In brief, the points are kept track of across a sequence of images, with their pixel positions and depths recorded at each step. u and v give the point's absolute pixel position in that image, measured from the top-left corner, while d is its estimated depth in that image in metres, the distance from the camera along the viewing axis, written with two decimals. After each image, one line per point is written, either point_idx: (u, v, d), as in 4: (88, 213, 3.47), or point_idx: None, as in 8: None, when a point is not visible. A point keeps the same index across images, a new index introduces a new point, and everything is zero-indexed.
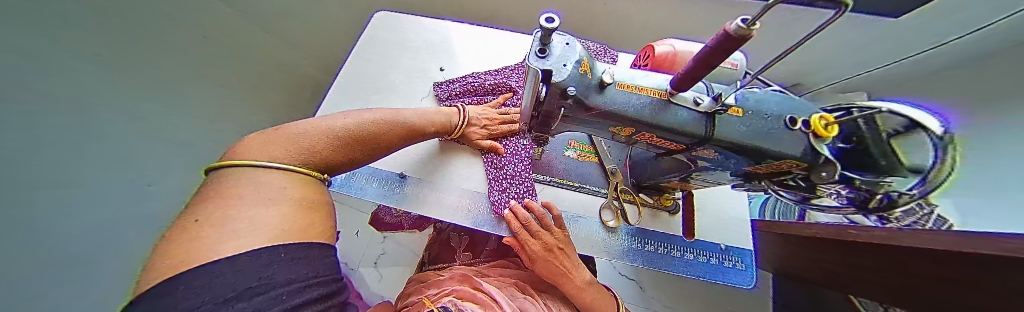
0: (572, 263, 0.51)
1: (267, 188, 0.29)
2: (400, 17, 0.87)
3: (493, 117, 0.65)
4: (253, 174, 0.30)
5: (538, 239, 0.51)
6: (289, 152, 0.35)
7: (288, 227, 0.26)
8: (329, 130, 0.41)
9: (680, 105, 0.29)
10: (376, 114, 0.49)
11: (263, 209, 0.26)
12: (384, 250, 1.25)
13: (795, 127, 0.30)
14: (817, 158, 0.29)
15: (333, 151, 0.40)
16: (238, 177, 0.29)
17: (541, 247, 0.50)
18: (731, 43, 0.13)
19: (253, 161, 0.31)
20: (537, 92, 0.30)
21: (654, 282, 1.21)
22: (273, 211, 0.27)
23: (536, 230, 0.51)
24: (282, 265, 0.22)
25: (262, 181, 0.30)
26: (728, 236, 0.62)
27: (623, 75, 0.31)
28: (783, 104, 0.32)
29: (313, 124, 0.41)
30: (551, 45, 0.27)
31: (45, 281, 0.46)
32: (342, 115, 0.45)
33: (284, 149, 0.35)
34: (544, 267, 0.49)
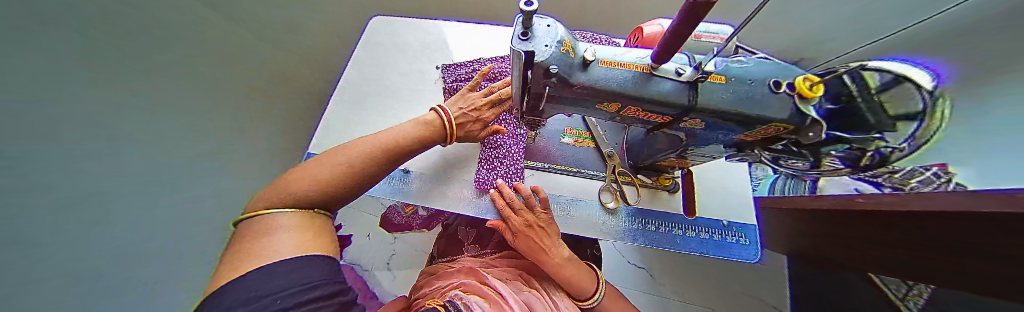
0: (552, 243, 0.51)
1: (281, 231, 0.28)
2: (396, 21, 0.90)
3: (484, 112, 0.57)
4: (269, 219, 0.29)
5: (520, 216, 0.52)
6: (296, 192, 0.33)
7: (304, 248, 0.26)
8: (333, 165, 0.38)
9: (663, 77, 0.30)
10: (377, 137, 0.44)
11: (283, 235, 0.27)
12: (396, 250, 1.30)
13: (779, 90, 0.30)
14: (804, 119, 0.30)
15: (338, 186, 0.37)
16: (257, 225, 0.28)
17: (523, 223, 0.52)
18: (692, 17, 0.12)
19: (268, 210, 0.30)
20: (523, 74, 0.32)
21: (664, 269, 1.21)
22: (292, 237, 0.27)
23: (518, 208, 0.52)
24: (300, 271, 0.22)
25: (281, 223, 0.29)
26: (732, 214, 0.62)
27: (606, 53, 0.32)
28: (768, 69, 0.32)
29: (329, 159, 0.39)
30: (533, 29, 0.28)
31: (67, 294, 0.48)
32: (348, 145, 0.42)
33: (290, 190, 0.33)
34: (526, 243, 0.50)
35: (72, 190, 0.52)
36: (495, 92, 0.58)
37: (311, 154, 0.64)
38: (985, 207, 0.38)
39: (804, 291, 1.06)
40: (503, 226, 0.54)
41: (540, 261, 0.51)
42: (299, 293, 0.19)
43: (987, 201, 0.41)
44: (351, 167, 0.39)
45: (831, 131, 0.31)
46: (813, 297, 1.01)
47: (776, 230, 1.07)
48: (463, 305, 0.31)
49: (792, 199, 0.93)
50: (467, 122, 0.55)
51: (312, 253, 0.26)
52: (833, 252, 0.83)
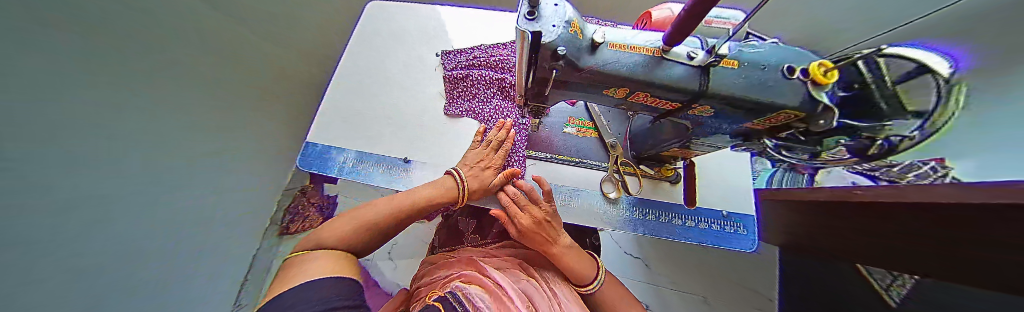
0: (554, 234, 0.51)
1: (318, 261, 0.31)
2: (391, 4, 0.86)
3: (492, 159, 0.57)
4: (310, 254, 0.32)
5: (527, 212, 0.51)
6: (327, 238, 0.36)
7: (335, 270, 0.30)
8: (374, 216, 0.43)
9: (674, 62, 0.29)
10: (409, 194, 0.50)
11: (315, 262, 0.30)
12: (397, 240, 1.32)
13: (792, 76, 0.30)
14: (816, 106, 0.29)
15: (374, 233, 0.41)
16: (293, 261, 0.31)
17: (530, 221, 0.50)
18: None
19: (304, 250, 0.34)
20: (529, 57, 0.31)
21: (660, 260, 1.25)
22: (326, 265, 0.30)
23: (524, 204, 0.51)
24: (332, 286, 0.26)
25: (311, 255, 0.32)
26: (734, 205, 0.62)
27: (616, 36, 0.31)
28: (781, 54, 0.31)
29: (370, 209, 0.44)
30: (540, 8, 0.27)
31: (118, 276, 0.50)
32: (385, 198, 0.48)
33: (319, 238, 0.36)
34: (532, 238, 0.50)
35: (94, 190, 0.44)
36: (495, 141, 0.57)
37: (309, 143, 0.63)
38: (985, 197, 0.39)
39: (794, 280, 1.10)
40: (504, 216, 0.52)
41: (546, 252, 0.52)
42: (323, 300, 0.23)
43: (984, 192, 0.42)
44: (370, 221, 0.42)
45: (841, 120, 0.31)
46: (801, 285, 1.05)
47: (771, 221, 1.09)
48: (466, 298, 0.31)
49: (790, 190, 0.94)
50: (480, 174, 0.55)
51: (345, 275, 0.30)
52: (829, 244, 0.86)
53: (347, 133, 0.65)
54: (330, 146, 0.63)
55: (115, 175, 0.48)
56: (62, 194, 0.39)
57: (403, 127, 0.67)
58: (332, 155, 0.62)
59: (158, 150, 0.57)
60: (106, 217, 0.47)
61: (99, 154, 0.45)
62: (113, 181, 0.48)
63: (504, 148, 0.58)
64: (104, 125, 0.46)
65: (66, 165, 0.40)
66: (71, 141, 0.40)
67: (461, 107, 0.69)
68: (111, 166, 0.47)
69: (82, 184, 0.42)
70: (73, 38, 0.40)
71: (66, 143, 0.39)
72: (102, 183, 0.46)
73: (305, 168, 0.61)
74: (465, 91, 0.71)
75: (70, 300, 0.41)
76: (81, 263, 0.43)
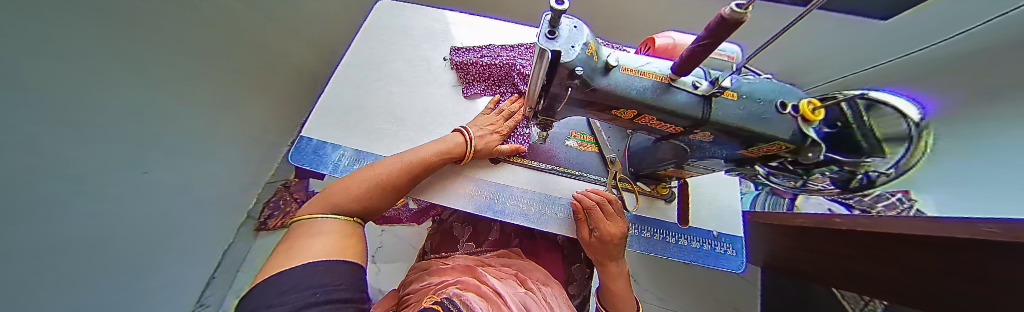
0: (620, 255, 0.50)
1: (323, 237, 0.28)
2: (400, 6, 0.87)
3: (500, 126, 0.60)
4: (312, 223, 0.30)
5: (614, 223, 0.49)
6: (340, 202, 0.35)
7: (338, 252, 0.26)
8: (370, 179, 0.40)
9: (680, 89, 0.32)
10: (408, 156, 0.46)
11: (318, 238, 0.27)
12: (383, 243, 1.28)
13: (784, 112, 0.32)
14: (806, 139, 0.32)
15: (368, 200, 0.38)
16: (299, 228, 0.29)
17: (618, 231, 0.48)
18: (728, 27, 0.13)
19: (317, 214, 0.32)
20: (546, 72, 0.32)
21: (645, 275, 1.30)
22: (331, 243, 0.27)
23: (612, 214, 0.49)
24: (333, 272, 0.21)
25: (316, 229, 0.29)
26: (722, 224, 0.64)
27: (627, 60, 0.33)
28: (775, 90, 0.34)
29: (374, 167, 0.42)
30: (560, 28, 0.28)
31: (59, 274, 0.44)
32: (384, 159, 0.45)
33: (334, 201, 0.35)
34: (606, 251, 0.48)
35: (65, 185, 0.42)
36: (507, 111, 0.62)
37: (304, 138, 0.61)
38: (970, 233, 0.42)
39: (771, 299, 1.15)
40: (580, 208, 0.52)
41: (605, 273, 0.51)
42: (321, 293, 0.17)
43: (967, 228, 0.45)
44: (383, 179, 0.41)
45: (828, 153, 0.33)
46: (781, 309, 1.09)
47: (758, 242, 1.13)
48: (464, 304, 0.29)
49: (772, 215, 1.00)
50: (486, 136, 0.57)
51: (352, 260, 0.26)
52: (807, 268, 0.90)
53: (346, 128, 0.64)
54: (325, 142, 0.61)
55: (82, 165, 0.44)
56: (31, 189, 0.36)
57: (405, 123, 0.67)
58: (326, 153, 0.60)
59: (132, 142, 0.54)
60: (65, 212, 0.43)
61: (78, 138, 0.43)
62: (82, 169, 0.44)
63: (514, 117, 0.62)
64: (84, 114, 0.43)
65: (51, 147, 0.38)
66: (55, 122, 0.38)
67: (477, 87, 0.73)
68: (82, 149, 0.44)
69: (56, 167, 0.40)
70: (66, 30, 0.37)
71: (50, 131, 0.37)
72: (72, 176, 0.43)
73: (296, 163, 0.57)
74: (477, 79, 0.74)
75: (22, 303, 0.37)
76: (34, 262, 0.39)
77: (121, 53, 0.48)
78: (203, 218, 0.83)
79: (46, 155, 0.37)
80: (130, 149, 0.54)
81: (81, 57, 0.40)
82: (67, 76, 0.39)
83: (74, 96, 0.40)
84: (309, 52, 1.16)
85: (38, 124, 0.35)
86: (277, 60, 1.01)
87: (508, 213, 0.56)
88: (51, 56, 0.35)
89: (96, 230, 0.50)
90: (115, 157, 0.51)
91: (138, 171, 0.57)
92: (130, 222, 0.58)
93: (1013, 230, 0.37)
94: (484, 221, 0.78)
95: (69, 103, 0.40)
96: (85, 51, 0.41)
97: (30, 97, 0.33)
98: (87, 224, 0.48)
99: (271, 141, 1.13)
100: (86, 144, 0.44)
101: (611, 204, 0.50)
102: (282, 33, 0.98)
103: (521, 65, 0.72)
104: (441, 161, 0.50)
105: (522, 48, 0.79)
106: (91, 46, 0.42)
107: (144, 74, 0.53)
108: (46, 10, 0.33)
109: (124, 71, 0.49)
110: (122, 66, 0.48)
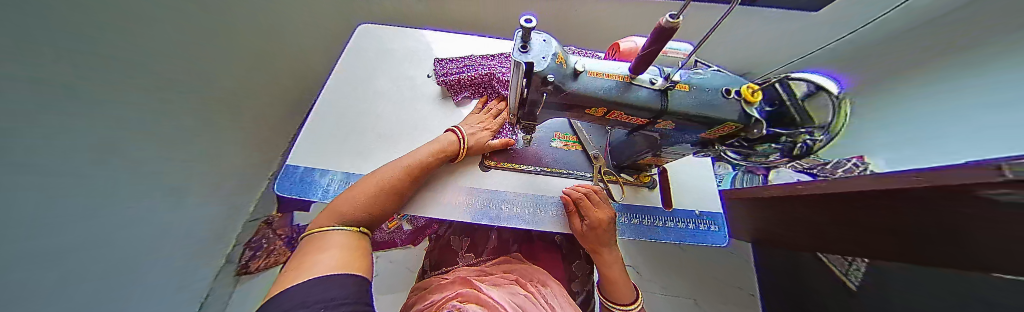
0: (610, 240, 0.53)
1: (329, 250, 0.31)
2: (380, 29, 0.89)
3: (490, 123, 0.65)
4: (320, 237, 0.34)
5: (600, 210, 0.53)
6: (347, 213, 0.39)
7: (345, 266, 0.28)
8: (369, 188, 0.44)
9: (640, 86, 0.36)
10: (401, 163, 0.48)
11: (323, 252, 0.30)
12: (381, 270, 1.23)
13: (729, 96, 0.38)
14: (748, 118, 0.37)
15: (366, 213, 0.41)
16: (313, 241, 0.33)
17: (605, 217, 0.52)
18: (669, 31, 0.22)
19: (325, 228, 0.36)
20: (522, 81, 0.35)
21: (646, 265, 1.34)
22: (336, 257, 0.29)
23: (598, 201, 0.53)
24: (338, 284, 0.23)
25: (325, 244, 0.32)
26: (702, 204, 0.69)
27: (594, 65, 0.37)
28: (721, 80, 0.40)
29: (371, 175, 0.46)
30: (531, 43, 0.32)
31: None
32: (378, 169, 0.48)
33: (338, 212, 0.39)
34: (597, 237, 0.51)
35: (57, 246, 0.40)
36: (495, 109, 0.68)
37: (290, 166, 0.60)
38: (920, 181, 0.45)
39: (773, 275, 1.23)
40: (570, 201, 0.55)
41: (600, 260, 0.53)
42: (325, 308, 0.19)
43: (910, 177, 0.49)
44: (382, 184, 0.45)
45: (770, 129, 0.39)
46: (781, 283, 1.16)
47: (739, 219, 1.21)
48: None
49: (745, 190, 1.09)
50: (478, 133, 0.61)
51: (359, 274, 0.27)
52: (785, 238, 0.98)
53: (334, 150, 0.64)
54: (313, 169, 0.61)
55: (71, 224, 0.42)
56: (28, 252, 0.34)
57: (395, 139, 0.68)
58: (315, 178, 0.59)
59: (124, 194, 0.52)
60: (59, 276, 0.41)
61: (75, 194, 0.41)
62: (72, 228, 0.42)
63: (502, 115, 0.67)
64: (83, 169, 0.42)
65: (61, 160, 0.37)
66: (57, 178, 0.37)
67: (464, 93, 0.77)
68: (76, 207, 0.42)
69: (51, 227, 0.38)
70: (73, 83, 0.38)
71: (51, 189, 0.36)
72: (63, 236, 0.40)
73: (283, 193, 0.56)
74: (461, 88, 0.77)
75: None
76: None
77: (118, 101, 0.48)
78: (189, 265, 0.78)
79: (42, 215, 0.36)
80: (119, 202, 0.51)
81: (83, 108, 0.40)
82: (71, 131, 0.39)
83: (74, 150, 0.40)
84: (286, 80, 1.14)
85: (40, 182, 0.34)
86: (257, 87, 0.99)
87: (504, 217, 0.58)
88: (57, 111, 0.35)
89: (86, 293, 0.47)
90: (105, 212, 0.48)
91: (126, 223, 0.54)
92: (118, 278, 0.54)
93: (938, 181, 0.42)
94: (480, 231, 0.79)
95: (69, 157, 0.39)
96: (86, 101, 0.41)
97: (32, 155, 0.32)
98: (75, 290, 0.45)
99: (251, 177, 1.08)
100: (81, 192, 0.43)
101: (596, 193, 0.55)
102: (273, 59, 1.01)
103: (500, 73, 0.74)
104: (438, 161, 0.53)
105: (501, 56, 0.83)
106: (92, 97, 0.42)
107: (139, 120, 0.53)
108: (50, 67, 0.33)
109: (121, 119, 0.48)
110: (120, 107, 0.48)
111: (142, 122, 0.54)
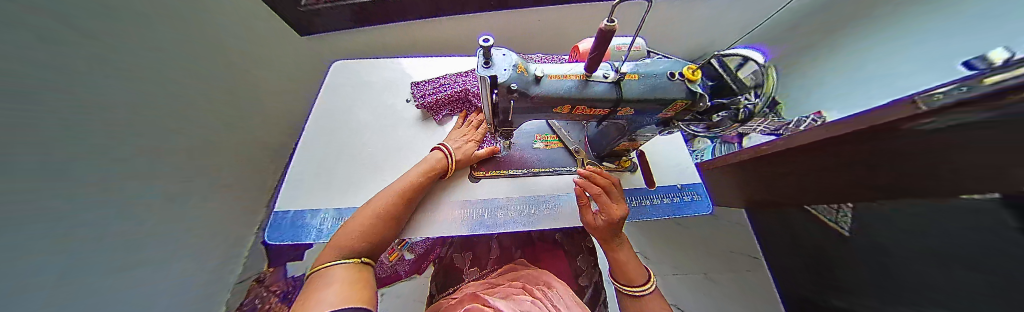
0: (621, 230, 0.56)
1: (331, 287, 0.32)
2: (356, 62, 0.92)
3: (473, 134, 0.68)
4: (325, 272, 0.35)
5: (615, 202, 0.55)
6: (348, 245, 0.40)
7: (346, 301, 0.29)
8: (367, 217, 0.44)
9: (596, 81, 0.41)
10: (393, 189, 0.50)
11: (324, 291, 0.31)
12: (388, 305, 1.18)
13: (674, 78, 0.43)
14: (694, 94, 0.43)
15: (366, 242, 0.42)
16: (317, 277, 0.34)
17: (619, 208, 0.54)
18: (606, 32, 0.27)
19: (331, 262, 0.37)
20: (491, 93, 0.39)
21: (654, 249, 1.36)
22: (338, 293, 0.30)
23: (613, 194, 0.55)
24: None
25: (328, 279, 0.33)
26: (682, 177, 0.74)
27: (553, 69, 0.41)
28: (665, 65, 0.45)
29: (368, 206, 0.47)
30: (492, 58, 0.36)
31: None
32: (373, 197, 0.49)
33: (339, 244, 0.40)
34: (610, 229, 0.54)
35: None
36: (476, 121, 0.70)
37: (278, 213, 0.60)
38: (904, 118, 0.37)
39: (772, 234, 1.28)
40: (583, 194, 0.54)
41: (612, 250, 0.56)
42: None
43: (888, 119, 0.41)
44: (380, 212, 0.46)
45: (714, 100, 0.45)
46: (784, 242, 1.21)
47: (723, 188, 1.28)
48: None
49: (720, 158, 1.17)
50: (463, 146, 0.63)
51: (363, 306, 0.28)
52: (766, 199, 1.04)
53: (323, 187, 0.64)
54: (303, 210, 0.60)
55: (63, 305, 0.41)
56: None
57: (382, 167, 0.69)
58: (306, 220, 0.59)
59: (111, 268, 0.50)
60: None
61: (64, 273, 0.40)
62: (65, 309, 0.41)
63: (483, 125, 0.70)
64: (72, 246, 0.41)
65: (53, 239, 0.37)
66: (50, 258, 0.37)
67: (444, 111, 0.80)
68: (65, 287, 0.41)
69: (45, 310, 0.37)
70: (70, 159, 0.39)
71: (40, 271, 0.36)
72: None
73: (276, 241, 0.56)
74: (441, 106, 0.79)
75: None
76: None
77: (113, 171, 0.48)
78: None
79: (35, 298, 0.35)
80: (109, 276, 0.50)
81: (76, 184, 0.41)
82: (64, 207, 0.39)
83: (64, 227, 0.39)
84: None
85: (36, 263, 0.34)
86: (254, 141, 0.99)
87: (500, 223, 0.60)
88: (51, 189, 0.36)
89: None
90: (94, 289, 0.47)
91: (117, 298, 0.52)
92: None
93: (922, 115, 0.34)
94: (481, 244, 0.79)
95: (60, 235, 0.39)
96: (80, 176, 0.41)
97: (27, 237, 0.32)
98: None
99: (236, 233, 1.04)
100: (71, 270, 0.42)
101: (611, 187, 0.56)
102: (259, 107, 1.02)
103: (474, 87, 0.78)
104: (429, 179, 0.55)
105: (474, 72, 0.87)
106: (87, 170, 0.42)
107: (130, 187, 0.53)
108: (47, 147, 0.35)
109: (113, 189, 0.48)
110: (112, 177, 0.48)
111: (134, 188, 0.54)
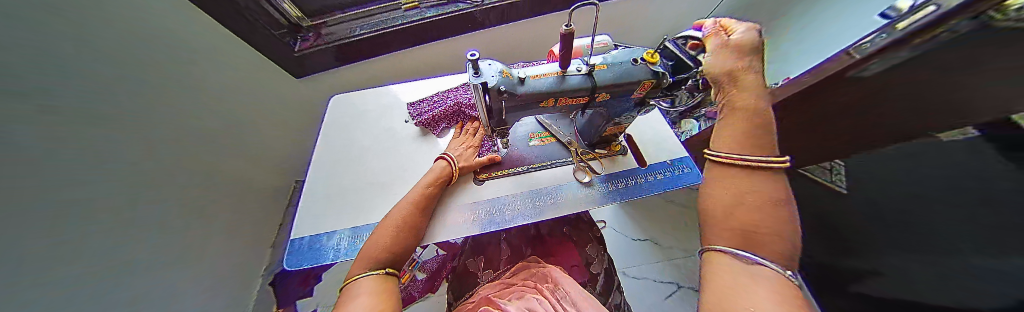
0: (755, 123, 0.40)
1: (362, 300, 0.34)
2: (354, 94, 0.99)
3: (471, 141, 0.73)
4: (356, 286, 0.38)
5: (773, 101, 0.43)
6: (374, 257, 0.43)
7: None
8: (389, 230, 0.48)
9: (571, 75, 0.47)
10: (408, 202, 0.53)
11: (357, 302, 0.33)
12: None
13: (637, 62, 0.50)
14: (655, 74, 0.50)
15: (389, 253, 0.45)
16: (351, 291, 0.37)
17: None
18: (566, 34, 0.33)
19: (359, 275, 0.40)
20: (482, 97, 0.44)
21: (660, 232, 1.49)
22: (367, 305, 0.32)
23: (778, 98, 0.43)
24: None
25: (357, 291, 0.37)
26: (669, 154, 0.79)
27: (533, 71, 0.47)
28: (629, 53, 0.52)
29: (386, 220, 0.50)
30: (480, 68, 0.43)
31: None
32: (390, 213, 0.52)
33: (367, 257, 0.43)
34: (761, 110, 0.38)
35: None
36: (472, 128, 0.76)
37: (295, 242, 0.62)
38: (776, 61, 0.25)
39: None
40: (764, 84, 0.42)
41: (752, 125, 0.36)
42: None
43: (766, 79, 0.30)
44: (398, 226, 0.49)
45: (673, 76, 0.52)
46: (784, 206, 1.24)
47: None
48: None
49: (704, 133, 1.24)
50: (464, 153, 0.68)
51: None
52: None
53: (333, 213, 0.67)
54: (319, 235, 0.63)
55: None
56: None
57: (388, 186, 0.73)
58: (324, 243, 0.61)
59: None
60: None
61: None
62: None
63: (480, 132, 0.75)
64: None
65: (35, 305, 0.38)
66: None
67: (441, 125, 0.86)
68: None
69: None
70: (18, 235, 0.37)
71: None
72: None
73: (293, 266, 0.56)
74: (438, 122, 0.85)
75: None
76: None
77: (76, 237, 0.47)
78: None
79: None
80: None
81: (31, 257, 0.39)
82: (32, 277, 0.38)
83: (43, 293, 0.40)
84: (262, 171, 1.14)
85: None
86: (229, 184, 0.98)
87: (509, 219, 0.63)
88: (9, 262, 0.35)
89: None
90: None
91: None
92: None
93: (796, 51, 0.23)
94: (492, 246, 0.82)
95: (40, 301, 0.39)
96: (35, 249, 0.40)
97: None
98: None
99: (236, 281, 1.02)
100: None
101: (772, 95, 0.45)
102: (247, 153, 1.03)
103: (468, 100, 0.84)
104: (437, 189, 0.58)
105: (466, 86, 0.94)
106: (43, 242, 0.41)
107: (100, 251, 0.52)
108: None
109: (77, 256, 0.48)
110: (78, 242, 0.48)
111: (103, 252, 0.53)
